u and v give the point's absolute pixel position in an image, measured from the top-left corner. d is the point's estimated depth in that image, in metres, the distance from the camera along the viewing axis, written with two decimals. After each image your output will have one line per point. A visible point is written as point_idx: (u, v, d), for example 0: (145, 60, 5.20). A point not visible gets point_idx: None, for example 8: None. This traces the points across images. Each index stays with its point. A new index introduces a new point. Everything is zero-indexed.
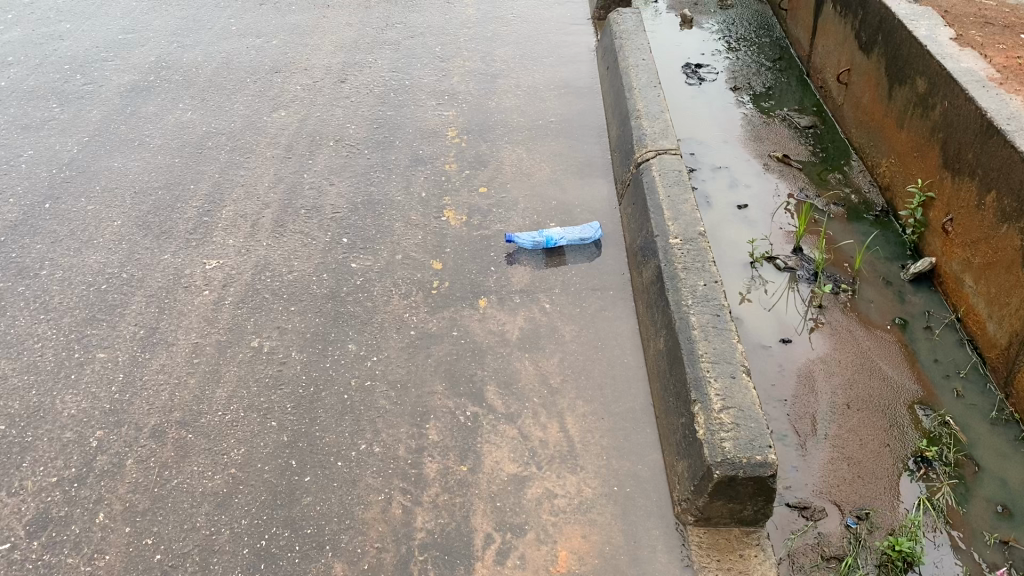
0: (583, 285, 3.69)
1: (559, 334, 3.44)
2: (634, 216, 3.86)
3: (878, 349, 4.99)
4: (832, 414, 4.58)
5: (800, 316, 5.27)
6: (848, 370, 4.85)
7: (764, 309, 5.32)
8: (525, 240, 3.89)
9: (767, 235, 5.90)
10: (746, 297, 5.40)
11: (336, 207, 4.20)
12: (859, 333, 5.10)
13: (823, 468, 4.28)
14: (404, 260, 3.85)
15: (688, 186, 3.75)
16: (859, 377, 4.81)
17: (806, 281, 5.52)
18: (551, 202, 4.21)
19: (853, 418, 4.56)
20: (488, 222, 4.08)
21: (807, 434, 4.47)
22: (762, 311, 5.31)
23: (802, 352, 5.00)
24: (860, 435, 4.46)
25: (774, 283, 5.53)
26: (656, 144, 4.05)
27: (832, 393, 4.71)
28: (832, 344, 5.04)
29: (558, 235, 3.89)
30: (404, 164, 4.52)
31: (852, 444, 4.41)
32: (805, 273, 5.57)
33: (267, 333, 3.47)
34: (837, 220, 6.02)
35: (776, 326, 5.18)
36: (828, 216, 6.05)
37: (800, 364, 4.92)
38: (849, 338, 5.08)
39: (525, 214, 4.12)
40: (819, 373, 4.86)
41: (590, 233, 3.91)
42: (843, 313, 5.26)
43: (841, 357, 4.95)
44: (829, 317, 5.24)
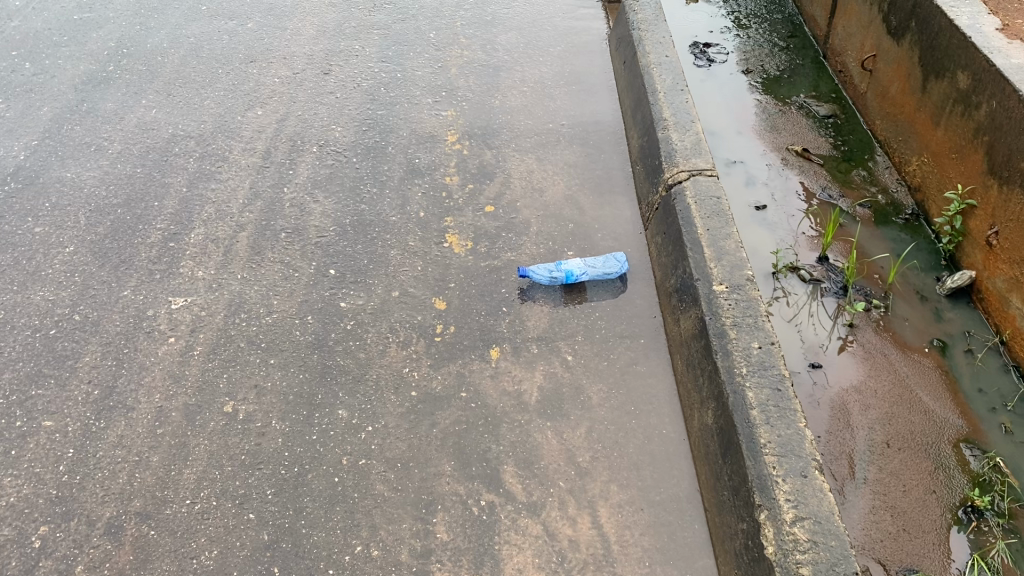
0: (609, 331, 3.21)
1: (585, 395, 2.96)
2: (666, 249, 3.36)
3: (917, 376, 4.56)
4: (870, 454, 4.16)
5: (828, 338, 4.81)
6: (886, 400, 4.42)
7: (789, 329, 4.86)
8: (541, 275, 3.38)
9: (790, 242, 5.41)
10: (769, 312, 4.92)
11: (321, 229, 3.68)
12: (895, 357, 4.66)
13: (865, 520, 3.87)
14: (402, 297, 3.35)
15: (730, 216, 3.25)
16: (898, 409, 4.39)
17: (834, 294, 5.06)
18: (568, 224, 3.70)
19: (894, 459, 4.14)
20: (497, 249, 3.57)
21: (844, 478, 4.05)
22: (787, 331, 4.84)
23: (834, 379, 4.55)
24: (903, 479, 4.05)
25: (798, 296, 5.06)
26: (689, 163, 3.54)
27: (869, 428, 4.28)
28: (866, 369, 4.60)
29: (579, 270, 3.38)
30: (398, 176, 3.99)
31: (894, 490, 4.00)
32: (832, 286, 5.10)
33: (242, 394, 2.98)
34: (865, 224, 5.56)
35: (802, 348, 4.72)
36: (855, 220, 5.59)
37: (833, 393, 4.47)
38: (885, 362, 4.64)
39: (539, 241, 3.61)
40: (854, 404, 4.42)
41: (615, 268, 3.42)
42: (876, 332, 4.82)
43: (877, 386, 4.52)
44: (861, 337, 4.80)
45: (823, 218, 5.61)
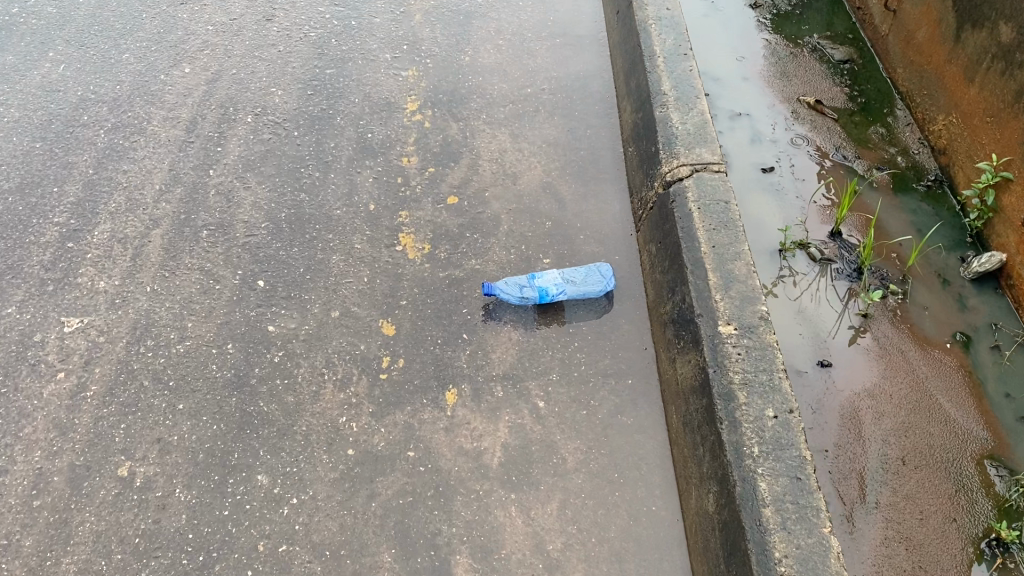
0: (591, 367, 2.68)
1: (559, 457, 2.44)
2: (662, 264, 2.80)
3: (933, 374, 3.66)
4: (882, 471, 3.23)
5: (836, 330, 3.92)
6: (901, 405, 3.49)
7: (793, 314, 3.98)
8: (509, 295, 2.81)
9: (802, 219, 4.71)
10: (772, 291, 4.08)
11: (250, 225, 3.09)
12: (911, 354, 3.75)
13: (875, 559, 2.96)
14: (343, 319, 2.79)
15: (740, 230, 2.68)
16: (914, 419, 3.45)
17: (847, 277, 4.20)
18: (545, 223, 3.12)
19: (910, 480, 3.20)
20: (459, 257, 3.00)
21: (852, 502, 3.12)
22: (790, 318, 3.96)
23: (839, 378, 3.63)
24: (919, 504, 3.13)
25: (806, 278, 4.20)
26: (692, 154, 2.94)
27: (881, 442, 3.33)
28: (877, 369, 3.68)
29: (555, 288, 2.82)
30: (346, 156, 3.38)
31: (910, 518, 3.08)
32: (845, 267, 4.23)
33: (142, 452, 2.45)
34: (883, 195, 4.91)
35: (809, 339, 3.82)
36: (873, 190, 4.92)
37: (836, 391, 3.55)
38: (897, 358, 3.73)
39: (510, 245, 3.04)
40: (866, 413, 3.46)
41: (599, 287, 2.85)
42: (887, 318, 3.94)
43: (889, 389, 3.59)
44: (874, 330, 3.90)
45: (839, 188, 4.93)
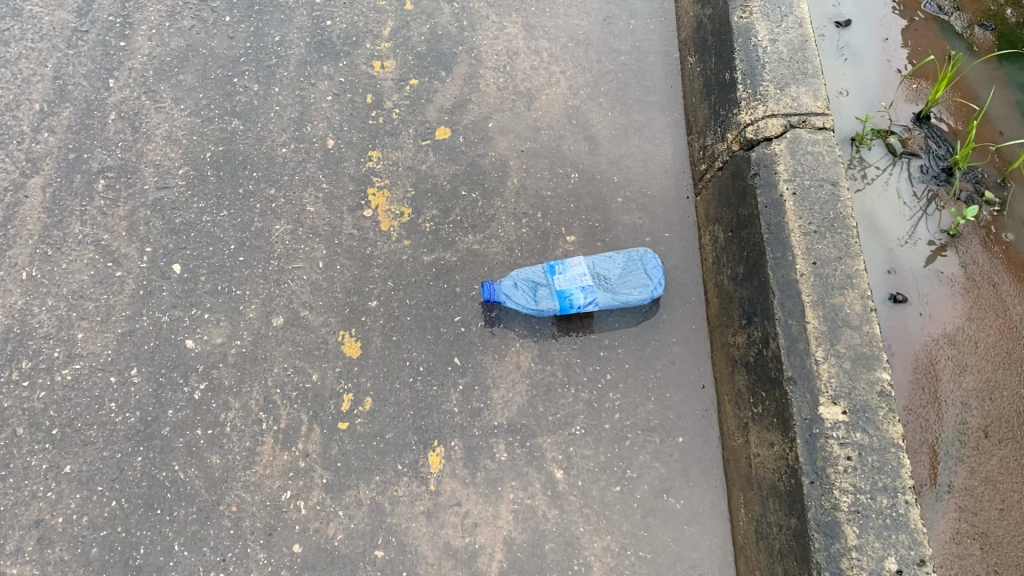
0: (628, 415, 1.96)
1: (582, 565, 1.80)
2: (733, 268, 2.00)
3: None
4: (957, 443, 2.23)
5: (908, 244, 2.53)
6: (988, 354, 2.35)
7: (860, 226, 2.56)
8: (518, 303, 2.04)
9: (884, 106, 2.82)
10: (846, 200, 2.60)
11: (164, 170, 2.26)
12: (1006, 282, 2.48)
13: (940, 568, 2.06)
14: (290, 331, 2.05)
15: (853, 235, 1.87)
16: (1009, 376, 2.32)
17: (931, 183, 2.67)
18: (569, 177, 2.28)
19: (996, 460, 2.19)
20: (450, 230, 2.19)
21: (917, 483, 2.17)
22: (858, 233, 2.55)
23: (903, 319, 2.39)
24: (1005, 489, 2.16)
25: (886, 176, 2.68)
26: (785, 98, 2.03)
27: (962, 408, 2.25)
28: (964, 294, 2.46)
29: (580, 295, 2.04)
30: (297, 56, 2.46)
31: (991, 505, 2.13)
32: (932, 165, 2.70)
33: (14, 543, 1.81)
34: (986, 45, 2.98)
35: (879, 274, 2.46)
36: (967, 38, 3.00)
37: (898, 333, 2.37)
38: (985, 284, 2.48)
39: (522, 214, 2.22)
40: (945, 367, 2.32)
41: (643, 292, 2.05)
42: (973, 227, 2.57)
43: (979, 327, 2.40)
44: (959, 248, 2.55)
45: (924, 36, 3.00)
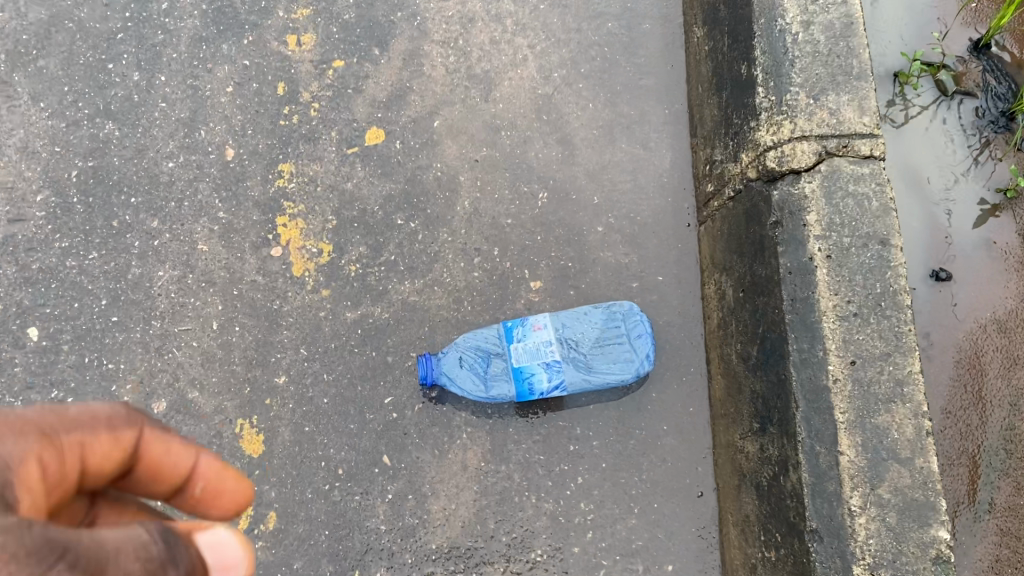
0: (603, 532, 1.54)
1: None
2: (741, 345, 1.52)
3: None
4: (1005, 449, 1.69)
5: (963, 208, 1.80)
6: None
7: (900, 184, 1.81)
8: (462, 390, 1.59)
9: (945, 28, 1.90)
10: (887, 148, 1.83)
11: (19, 196, 1.77)
12: None
13: None
14: (175, 420, 1.62)
15: (908, 318, 1.37)
16: None
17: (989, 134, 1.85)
18: (535, 198, 1.76)
19: None
20: (380, 277, 1.71)
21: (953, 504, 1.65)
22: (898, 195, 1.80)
23: (938, 302, 1.74)
24: None
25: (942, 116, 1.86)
26: (820, 111, 1.49)
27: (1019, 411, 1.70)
28: None
29: (541, 377, 1.57)
30: (189, 29, 1.89)
31: None
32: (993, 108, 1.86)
33: None
34: None
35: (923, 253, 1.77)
36: None
37: (940, 319, 1.73)
38: None
39: (474, 252, 1.73)
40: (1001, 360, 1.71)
41: (624, 372, 1.59)
42: None
43: None
44: None
45: None
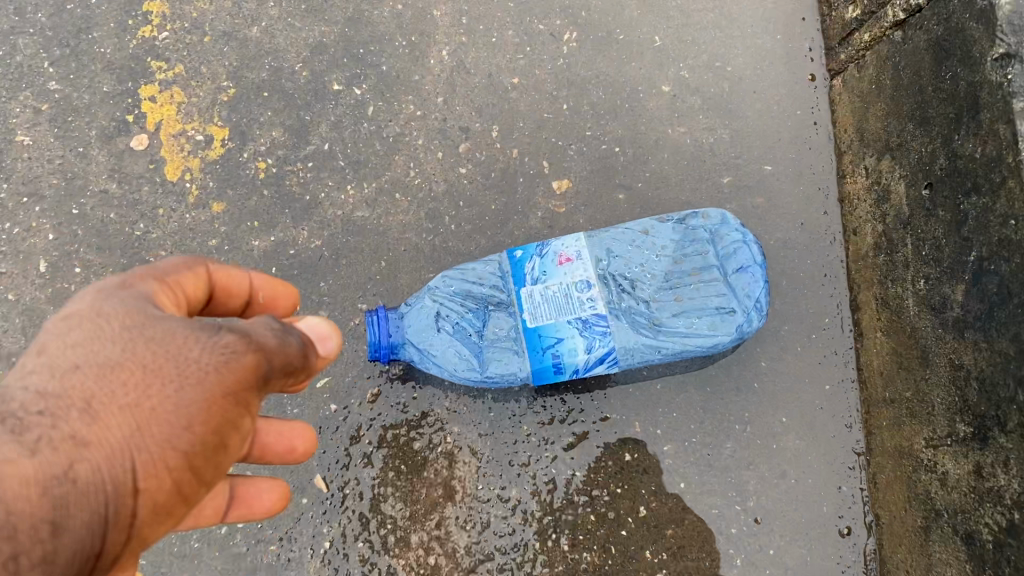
0: None
1: None
2: (930, 285, 0.86)
3: None
4: None
5: None
6: None
7: None
8: (439, 370, 0.92)
9: None
10: None
11: None
12: None
13: None
14: None
15: None
16: None
17: None
18: (554, 43, 1.09)
19: None
20: (307, 179, 1.05)
21: None
22: None
23: None
24: None
25: None
26: None
27: None
28: None
29: (571, 347, 0.89)
30: None
31: None
32: None
33: None
34: None
35: None
36: None
37: None
38: None
39: (458, 134, 1.06)
40: None
41: (714, 329, 0.91)
42: None
43: None
44: None
45: None
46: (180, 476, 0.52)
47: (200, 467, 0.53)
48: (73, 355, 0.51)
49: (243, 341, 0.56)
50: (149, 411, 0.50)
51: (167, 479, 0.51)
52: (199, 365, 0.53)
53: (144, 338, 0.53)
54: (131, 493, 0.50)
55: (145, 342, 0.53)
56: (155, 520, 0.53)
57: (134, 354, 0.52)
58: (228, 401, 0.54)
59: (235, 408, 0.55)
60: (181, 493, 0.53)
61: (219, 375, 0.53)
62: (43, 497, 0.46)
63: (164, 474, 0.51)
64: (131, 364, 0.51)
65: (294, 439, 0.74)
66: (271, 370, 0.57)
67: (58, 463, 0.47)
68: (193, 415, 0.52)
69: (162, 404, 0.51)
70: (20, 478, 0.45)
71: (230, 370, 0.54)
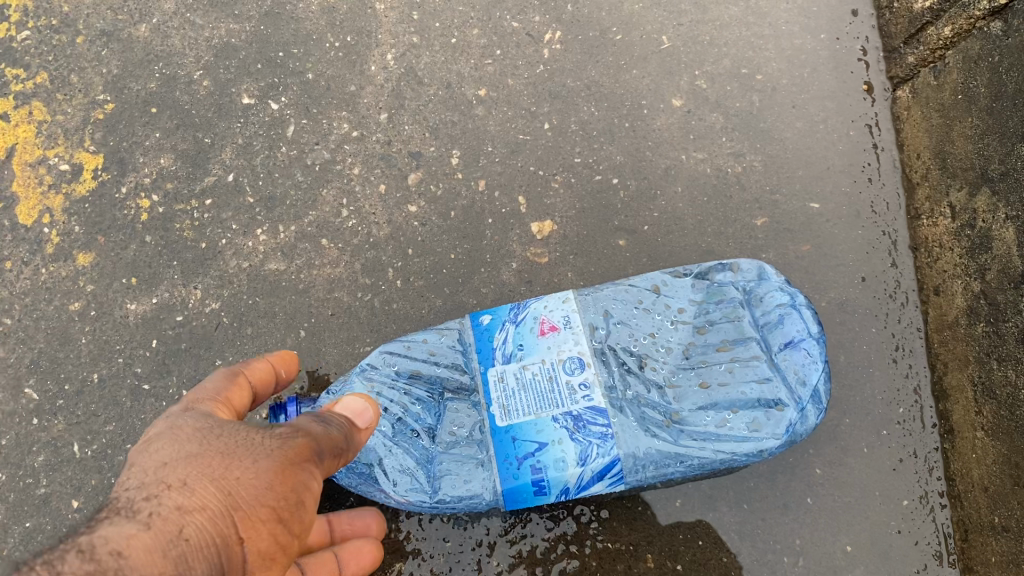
0: None
1: None
2: None
3: None
4: None
5: None
6: None
7: None
8: (377, 491, 0.63)
9: None
10: None
11: None
12: None
13: None
14: None
15: None
16: None
17: None
18: (532, 45, 0.84)
19: None
20: (204, 221, 0.79)
21: None
22: None
23: None
24: None
25: None
26: None
27: None
28: None
29: (560, 457, 0.59)
30: None
31: None
32: None
33: None
34: None
35: None
36: None
37: None
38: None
39: (406, 161, 0.80)
40: None
41: (755, 431, 0.60)
42: None
43: None
44: None
45: None
46: (276, 532, 0.45)
47: (290, 529, 0.46)
48: (142, 457, 0.46)
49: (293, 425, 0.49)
50: (232, 479, 0.44)
51: (265, 533, 0.44)
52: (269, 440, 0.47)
53: (212, 432, 0.47)
54: (237, 547, 0.43)
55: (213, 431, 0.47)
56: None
57: (206, 444, 0.46)
58: (304, 466, 0.47)
59: (308, 470, 0.47)
60: (281, 547, 0.45)
61: (288, 448, 0.47)
62: (163, 558, 0.40)
63: (262, 528, 0.44)
64: (206, 451, 0.45)
65: (365, 522, 0.67)
66: (330, 452, 0.50)
67: (166, 530, 0.41)
68: (274, 475, 0.45)
69: (244, 474, 0.44)
70: (140, 545, 0.39)
71: (292, 443, 0.47)
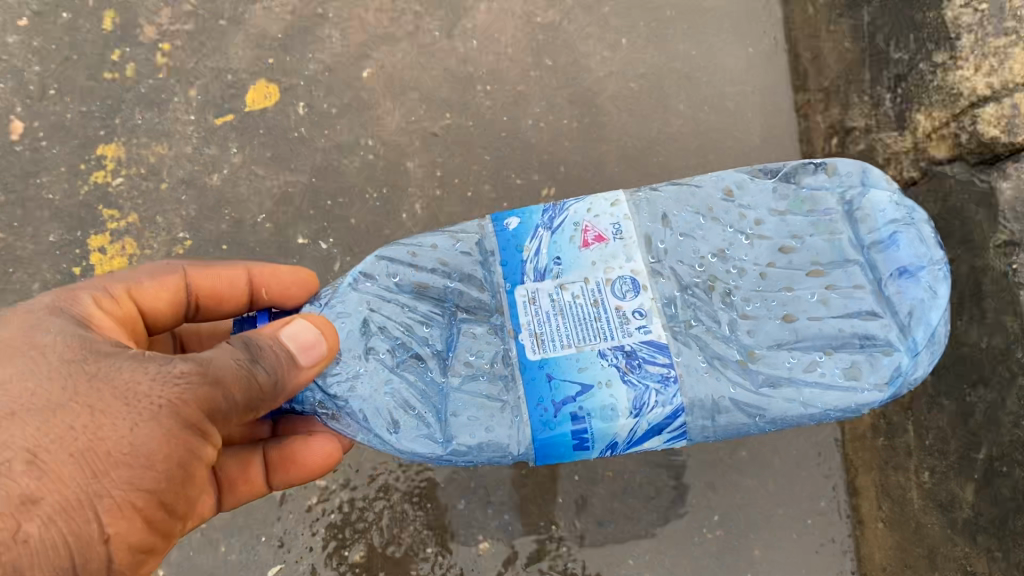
0: None
1: None
2: (935, 478, 0.80)
3: None
4: None
5: None
6: None
7: None
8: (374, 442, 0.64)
9: None
10: None
11: None
12: None
13: None
14: None
15: None
16: None
17: None
18: (531, 199, 1.04)
19: None
20: None
21: None
22: None
23: None
24: None
25: None
26: None
27: None
28: None
29: (587, 402, 0.63)
30: None
31: None
32: None
33: None
34: None
35: None
36: None
37: None
38: None
39: None
40: None
41: (855, 380, 0.63)
42: None
43: None
44: None
45: None
46: (148, 515, 0.56)
47: (172, 501, 0.58)
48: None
49: (198, 368, 0.57)
50: (102, 447, 0.54)
51: (135, 519, 0.55)
52: (149, 396, 0.56)
53: (92, 377, 0.56)
54: (102, 544, 0.55)
55: (89, 382, 0.56)
56: (137, 558, 0.58)
57: (77, 396, 0.55)
58: (191, 424, 0.57)
59: (195, 435, 0.57)
60: (154, 526, 0.57)
61: (169, 411, 0.56)
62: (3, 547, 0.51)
63: (133, 516, 0.55)
64: (90, 409, 0.55)
65: (318, 450, 0.73)
66: (235, 404, 0.58)
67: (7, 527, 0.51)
68: (154, 442, 0.55)
69: (122, 433, 0.55)
70: None
71: (185, 402, 0.56)
